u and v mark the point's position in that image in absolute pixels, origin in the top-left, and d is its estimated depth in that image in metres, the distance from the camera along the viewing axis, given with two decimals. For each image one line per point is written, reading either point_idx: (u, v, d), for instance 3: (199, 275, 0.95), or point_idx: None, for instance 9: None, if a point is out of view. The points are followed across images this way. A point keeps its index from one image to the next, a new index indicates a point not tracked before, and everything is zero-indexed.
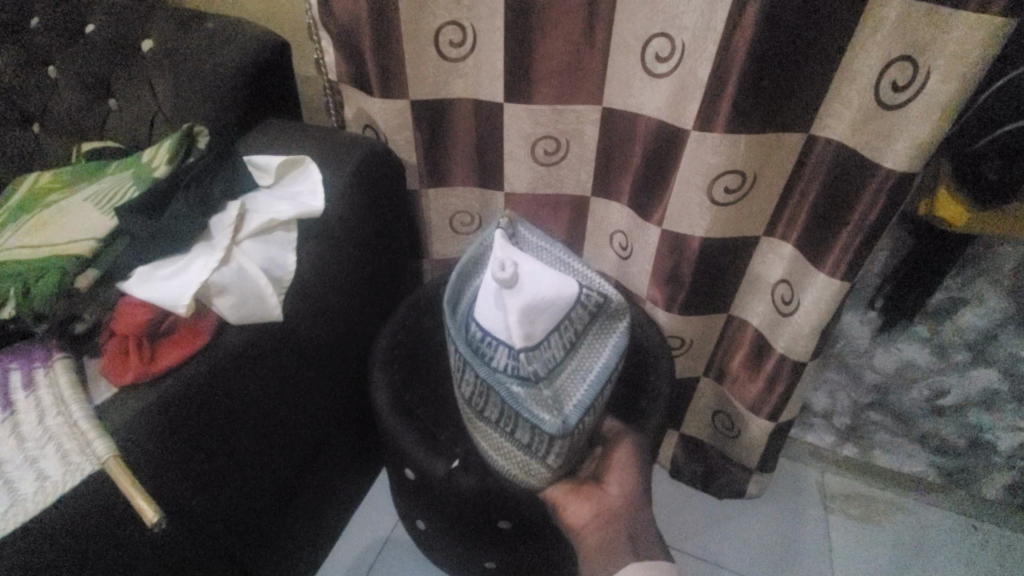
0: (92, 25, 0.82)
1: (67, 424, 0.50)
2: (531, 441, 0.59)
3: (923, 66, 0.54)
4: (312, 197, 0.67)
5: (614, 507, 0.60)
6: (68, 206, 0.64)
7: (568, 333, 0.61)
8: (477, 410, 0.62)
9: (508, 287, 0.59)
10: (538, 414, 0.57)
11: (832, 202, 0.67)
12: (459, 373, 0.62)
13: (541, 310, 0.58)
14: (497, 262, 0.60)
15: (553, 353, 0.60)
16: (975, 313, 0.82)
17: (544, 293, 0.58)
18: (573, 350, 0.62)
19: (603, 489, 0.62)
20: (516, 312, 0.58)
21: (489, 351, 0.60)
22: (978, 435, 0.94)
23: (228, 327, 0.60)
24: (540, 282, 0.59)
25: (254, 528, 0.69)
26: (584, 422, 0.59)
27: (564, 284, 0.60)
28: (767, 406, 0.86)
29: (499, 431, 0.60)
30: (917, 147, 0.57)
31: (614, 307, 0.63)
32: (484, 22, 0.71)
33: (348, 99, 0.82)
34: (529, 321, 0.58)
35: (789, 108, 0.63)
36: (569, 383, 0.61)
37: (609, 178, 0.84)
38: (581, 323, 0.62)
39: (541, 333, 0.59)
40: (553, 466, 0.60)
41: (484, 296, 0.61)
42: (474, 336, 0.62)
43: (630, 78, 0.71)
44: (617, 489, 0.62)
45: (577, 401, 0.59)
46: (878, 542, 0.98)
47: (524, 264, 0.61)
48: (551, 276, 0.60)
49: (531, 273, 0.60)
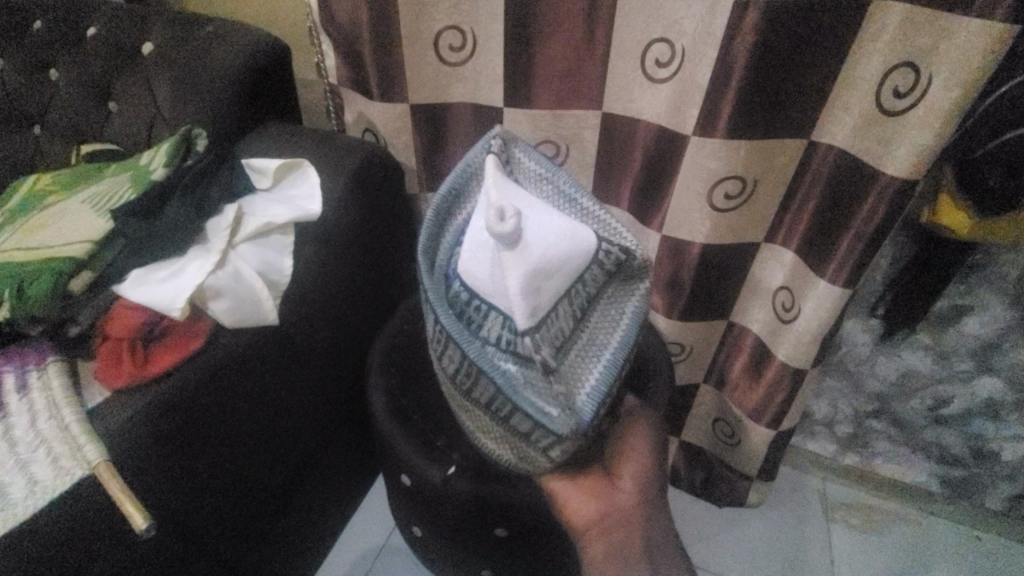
0: (93, 28, 0.82)
1: (59, 428, 0.50)
2: (533, 433, 0.54)
3: (924, 74, 0.54)
4: (310, 200, 0.67)
5: (625, 507, 0.57)
6: (65, 209, 0.63)
7: (577, 303, 0.57)
8: (466, 390, 0.57)
9: (509, 245, 0.51)
10: (545, 408, 0.53)
11: (833, 208, 0.67)
12: (442, 348, 0.57)
13: (548, 276, 0.52)
14: (496, 213, 0.51)
15: (559, 329, 0.55)
16: (978, 322, 0.81)
17: (553, 255, 0.52)
18: (580, 323, 0.58)
19: (614, 483, 0.59)
20: (519, 279, 0.50)
21: (477, 316, 0.56)
22: (982, 445, 0.92)
23: (223, 331, 0.59)
24: (547, 243, 0.52)
25: (248, 532, 0.68)
26: (597, 416, 0.54)
27: (576, 244, 0.54)
28: (768, 414, 0.85)
29: (496, 417, 0.55)
30: (918, 154, 0.57)
31: (636, 266, 0.59)
32: (484, 27, 0.71)
33: (348, 103, 0.82)
34: (535, 291, 0.52)
35: (789, 114, 0.63)
36: (578, 362, 0.57)
37: (609, 183, 0.83)
38: (595, 285, 0.58)
39: (547, 304, 0.53)
40: (557, 459, 0.55)
41: (480, 255, 0.54)
42: (459, 297, 0.57)
43: (630, 84, 0.71)
44: (630, 485, 0.58)
45: (589, 390, 0.55)
46: (881, 553, 0.97)
47: (528, 218, 0.54)
48: (560, 235, 0.54)
49: (534, 231, 0.53)
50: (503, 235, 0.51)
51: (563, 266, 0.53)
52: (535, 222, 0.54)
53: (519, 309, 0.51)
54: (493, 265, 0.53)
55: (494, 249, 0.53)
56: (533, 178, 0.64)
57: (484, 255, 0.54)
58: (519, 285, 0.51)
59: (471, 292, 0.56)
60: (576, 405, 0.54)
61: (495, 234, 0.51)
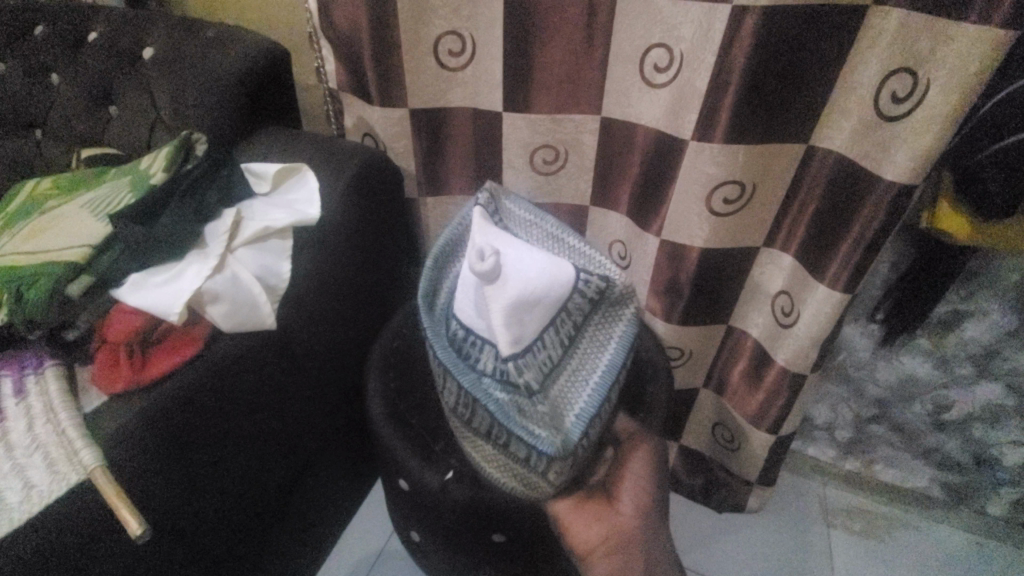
0: (94, 34, 0.82)
1: (56, 432, 0.50)
2: (528, 458, 0.57)
3: (923, 79, 0.54)
4: (308, 204, 0.67)
5: (624, 527, 0.63)
6: (64, 213, 0.63)
7: (565, 330, 0.60)
8: (464, 420, 0.60)
9: (490, 281, 0.56)
10: (534, 431, 0.57)
11: (832, 213, 0.67)
12: (441, 380, 0.61)
13: (530, 307, 0.56)
14: (475, 254, 0.57)
15: (546, 357, 0.59)
16: (977, 327, 0.81)
17: (532, 289, 0.56)
18: (570, 350, 0.61)
19: (614, 508, 0.64)
20: (501, 313, 0.55)
21: (472, 350, 0.60)
22: (982, 450, 0.92)
23: (221, 336, 0.59)
24: (524, 276, 0.56)
25: (245, 538, 0.68)
26: (586, 436, 0.58)
27: (553, 276, 0.57)
28: (768, 419, 0.85)
29: (492, 444, 0.59)
30: (918, 160, 0.57)
31: (618, 293, 0.62)
32: (483, 32, 0.71)
33: (348, 108, 0.82)
34: (518, 323, 0.56)
35: (787, 120, 0.63)
36: (568, 388, 0.61)
37: (608, 187, 0.83)
38: (581, 313, 0.61)
39: (531, 334, 0.57)
40: (555, 482, 0.59)
41: (468, 294, 0.59)
42: (454, 333, 0.61)
43: (628, 88, 0.71)
44: (629, 507, 0.64)
45: (577, 413, 0.59)
46: (883, 559, 0.96)
47: (506, 255, 0.58)
48: (539, 269, 0.57)
49: (514, 265, 0.57)
50: (483, 274, 0.55)
51: (544, 298, 0.57)
52: (515, 257, 0.58)
53: (504, 340, 0.56)
54: (478, 301, 0.58)
55: (478, 286, 0.57)
56: (523, 222, 0.73)
57: (470, 293, 0.59)
58: (502, 317, 0.55)
59: (464, 328, 0.60)
60: (564, 429, 0.58)
61: (476, 273, 0.55)
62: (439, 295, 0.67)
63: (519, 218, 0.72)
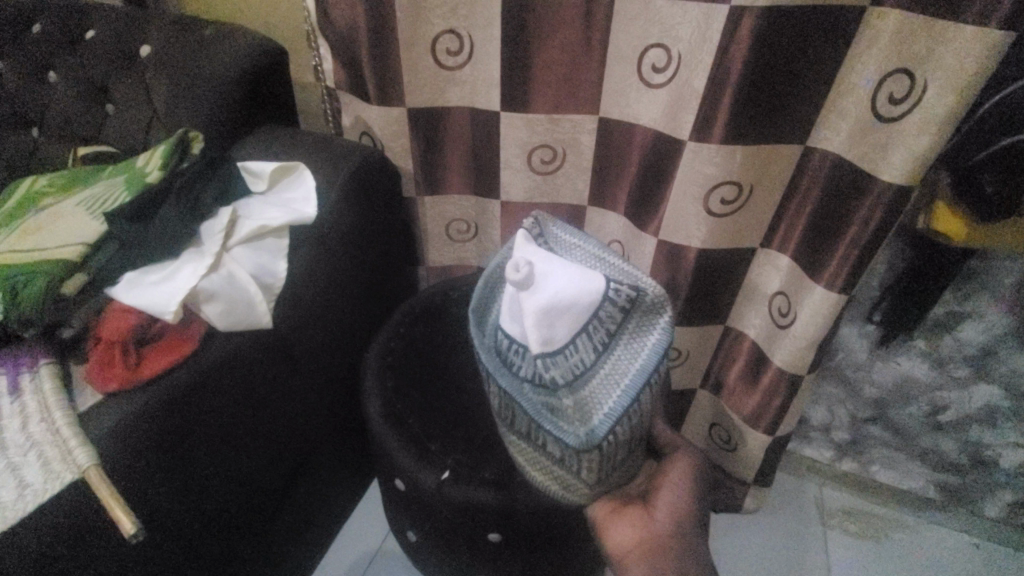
0: (92, 31, 0.82)
1: (50, 431, 0.50)
2: (562, 455, 0.59)
3: (920, 80, 0.54)
4: (306, 203, 0.66)
5: (659, 534, 0.58)
6: (60, 211, 0.63)
7: (599, 335, 0.59)
8: (508, 422, 0.64)
9: (524, 289, 0.57)
10: (561, 426, 0.58)
11: (828, 213, 0.67)
12: (487, 384, 0.64)
13: (561, 313, 0.56)
14: (510, 262, 0.58)
15: (579, 359, 0.58)
16: (975, 328, 0.81)
17: (561, 296, 0.56)
18: (604, 355, 0.60)
19: (649, 513, 0.60)
20: (531, 317, 0.56)
21: (513, 357, 0.61)
22: (980, 452, 0.92)
23: (216, 335, 0.59)
24: (556, 283, 0.57)
25: (241, 537, 0.68)
26: (614, 433, 0.57)
27: (585, 284, 0.57)
28: (764, 419, 0.85)
29: (532, 446, 0.61)
30: (914, 161, 0.57)
31: (650, 301, 0.59)
32: (481, 32, 0.71)
33: (346, 106, 0.82)
34: (549, 326, 0.56)
35: (784, 120, 0.63)
36: (599, 391, 0.59)
37: (606, 187, 0.83)
38: (613, 321, 0.59)
39: (563, 337, 0.57)
40: (590, 482, 0.60)
41: (507, 301, 0.60)
42: (500, 343, 0.63)
43: (626, 88, 0.71)
44: (665, 514, 0.59)
45: (606, 411, 0.58)
46: (878, 560, 0.96)
47: (541, 262, 0.59)
48: (571, 276, 0.58)
49: (549, 272, 0.58)
50: (516, 283, 0.57)
51: (574, 305, 0.57)
52: (549, 266, 0.59)
53: (534, 342, 0.57)
54: (515, 307, 0.59)
55: (514, 293, 0.59)
56: (566, 245, 0.68)
57: (510, 300, 0.60)
58: (533, 321, 0.56)
59: (505, 336, 0.62)
60: (591, 425, 0.58)
61: (510, 282, 0.57)
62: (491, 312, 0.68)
63: (563, 241, 0.68)
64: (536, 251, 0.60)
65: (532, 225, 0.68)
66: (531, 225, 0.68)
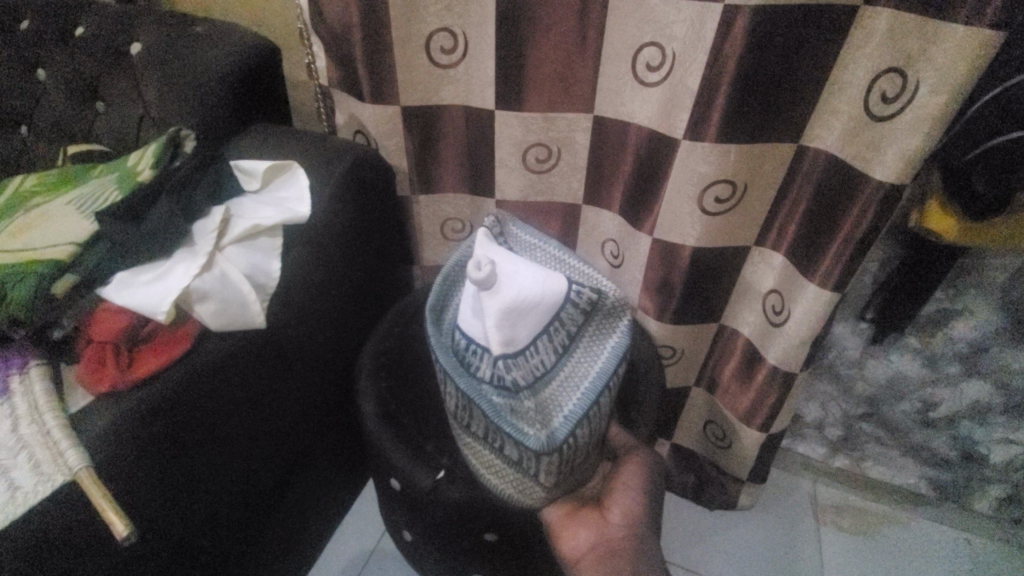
0: (81, 28, 0.81)
1: (40, 433, 0.49)
2: (520, 458, 0.59)
3: (913, 79, 0.54)
4: (299, 203, 0.66)
5: (614, 538, 0.59)
6: (49, 211, 0.62)
7: (559, 337, 0.62)
8: (464, 424, 0.64)
9: (487, 289, 0.58)
10: (522, 429, 0.58)
11: (822, 211, 0.67)
12: (445, 386, 0.63)
13: (524, 313, 0.58)
14: (472, 261, 0.59)
15: (539, 361, 0.60)
16: (965, 325, 0.82)
17: (525, 297, 0.58)
18: (564, 358, 0.62)
19: (605, 516, 0.61)
20: (494, 316, 0.57)
21: (472, 359, 0.61)
22: (971, 447, 0.93)
23: (209, 335, 0.58)
24: (520, 283, 0.58)
25: (235, 538, 0.68)
26: (573, 437, 0.58)
27: (548, 286, 0.59)
28: (758, 416, 0.85)
29: (489, 449, 0.62)
30: (907, 159, 0.57)
31: (610, 305, 0.63)
32: (475, 30, 0.71)
33: (339, 105, 0.81)
34: (512, 327, 0.58)
35: (777, 119, 0.63)
36: (559, 393, 0.62)
37: (600, 186, 0.83)
38: (574, 324, 0.62)
39: (524, 338, 0.59)
40: (547, 484, 0.61)
41: (468, 300, 0.61)
42: (459, 344, 0.63)
43: (621, 88, 0.71)
44: (619, 515, 0.61)
45: (566, 413, 0.60)
46: (869, 555, 0.97)
47: (503, 263, 0.60)
48: (534, 278, 0.59)
49: (511, 273, 0.59)
50: (479, 281, 0.58)
51: (537, 307, 0.58)
52: (512, 268, 0.60)
53: (496, 342, 0.58)
54: (477, 307, 0.60)
55: (475, 293, 0.60)
56: (527, 246, 0.74)
57: (471, 300, 0.61)
58: (495, 321, 0.57)
59: (464, 336, 0.62)
60: (552, 427, 0.59)
61: (472, 280, 0.58)
62: (449, 313, 0.69)
63: (523, 241, 0.74)
64: (499, 253, 0.61)
65: (494, 224, 0.72)
66: (493, 224, 0.72)
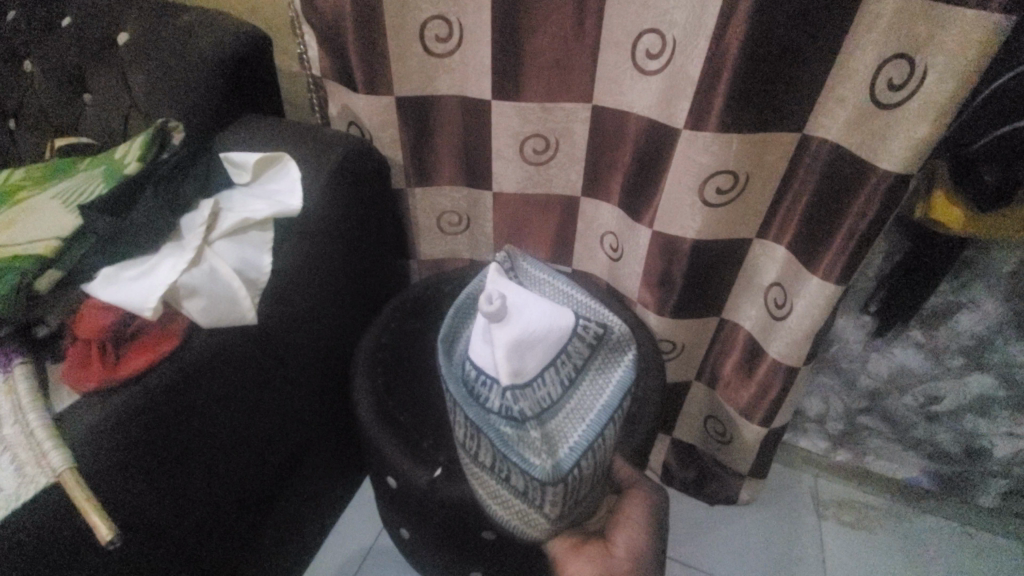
0: (66, 18, 0.79)
1: (24, 433, 0.48)
2: (526, 488, 0.57)
3: (920, 65, 0.53)
4: (290, 195, 0.64)
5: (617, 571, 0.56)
6: (33, 206, 0.61)
7: (566, 370, 0.62)
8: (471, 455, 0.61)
9: (497, 320, 0.59)
10: (528, 459, 0.57)
11: (826, 203, 0.66)
12: (452, 416, 0.63)
13: (531, 344, 0.59)
14: (484, 294, 0.61)
15: (546, 392, 0.61)
16: (970, 318, 0.81)
17: (533, 328, 0.59)
18: (571, 390, 0.62)
19: (610, 551, 0.58)
20: (503, 347, 0.58)
21: (481, 390, 0.61)
22: (974, 442, 0.92)
23: (198, 331, 0.57)
24: (528, 316, 0.60)
25: (229, 539, 0.67)
26: (580, 467, 0.57)
27: (556, 319, 0.61)
28: (759, 411, 0.84)
29: (496, 478, 0.59)
30: (914, 148, 0.56)
31: (616, 338, 0.64)
32: (470, 18, 0.69)
33: (333, 95, 0.80)
34: (519, 358, 0.59)
35: (780, 108, 0.62)
36: (565, 425, 0.61)
37: (599, 177, 0.82)
38: (580, 358, 0.63)
39: (532, 369, 0.60)
40: (552, 517, 0.58)
41: (478, 332, 0.63)
42: (468, 376, 0.63)
43: (620, 76, 0.69)
44: (623, 550, 0.58)
45: (572, 444, 0.59)
46: (872, 550, 0.96)
47: (513, 297, 0.62)
48: (542, 311, 0.61)
49: (520, 305, 0.61)
50: (490, 313, 0.59)
51: (544, 339, 0.60)
52: (521, 301, 0.62)
53: (504, 372, 0.58)
54: (487, 338, 0.61)
55: (485, 325, 0.61)
56: (536, 280, 0.72)
57: (482, 332, 0.62)
58: (504, 351, 0.58)
59: (473, 367, 0.62)
60: (557, 458, 0.58)
61: (483, 313, 0.59)
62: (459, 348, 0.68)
63: (533, 275, 0.72)
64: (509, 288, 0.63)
65: (506, 259, 0.71)
66: (504, 260, 0.72)
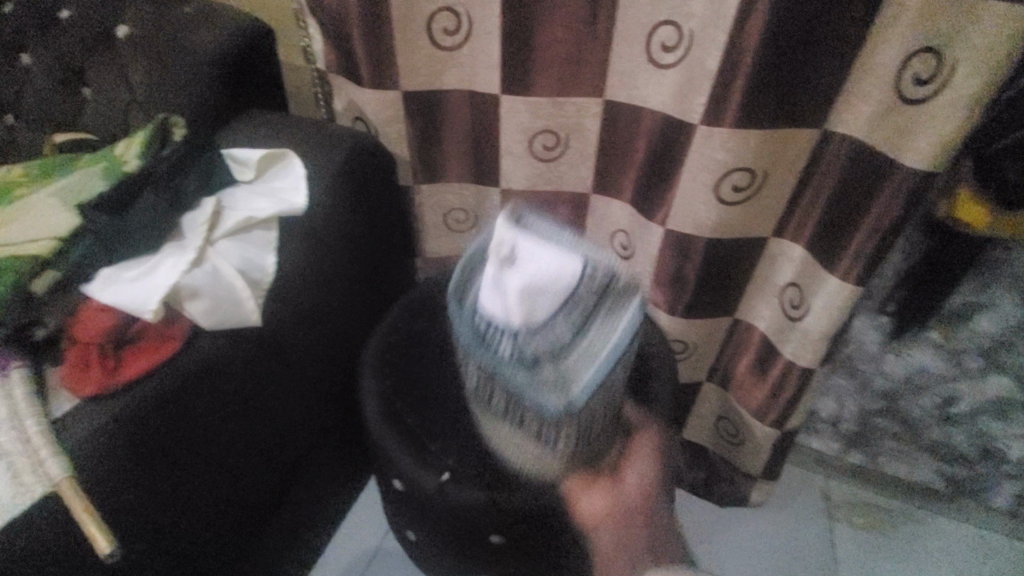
0: (66, 10, 0.76)
1: (19, 440, 0.46)
2: (540, 428, 0.53)
3: (948, 59, 0.51)
4: (294, 193, 0.62)
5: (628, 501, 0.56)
6: (31, 202, 0.59)
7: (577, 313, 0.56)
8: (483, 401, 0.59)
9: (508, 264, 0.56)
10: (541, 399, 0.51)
11: (846, 202, 0.64)
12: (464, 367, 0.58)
13: (542, 287, 0.55)
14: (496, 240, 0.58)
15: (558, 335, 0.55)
16: (990, 319, 0.79)
17: (544, 270, 0.55)
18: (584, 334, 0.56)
19: (619, 482, 0.57)
20: (516, 290, 0.54)
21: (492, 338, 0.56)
22: (989, 443, 0.90)
23: (201, 332, 0.55)
24: (539, 260, 0.56)
25: (235, 541, 0.66)
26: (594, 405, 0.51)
27: (566, 261, 0.57)
28: (773, 412, 0.82)
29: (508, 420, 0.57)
30: (940, 145, 0.54)
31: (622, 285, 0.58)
32: (479, 10, 0.67)
33: (338, 90, 0.78)
34: (531, 300, 0.54)
35: (801, 103, 0.59)
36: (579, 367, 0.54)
37: (610, 174, 0.80)
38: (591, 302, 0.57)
39: (542, 312, 0.55)
40: (564, 456, 0.55)
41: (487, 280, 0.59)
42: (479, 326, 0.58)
43: (634, 69, 0.67)
44: (634, 479, 0.57)
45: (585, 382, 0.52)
46: (886, 554, 0.95)
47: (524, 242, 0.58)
48: (551, 255, 0.57)
49: (531, 250, 0.58)
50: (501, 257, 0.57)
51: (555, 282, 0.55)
52: (531, 247, 0.58)
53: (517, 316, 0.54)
54: (498, 284, 0.57)
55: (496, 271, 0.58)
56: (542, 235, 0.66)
57: (491, 279, 0.58)
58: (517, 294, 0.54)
59: (484, 316, 0.58)
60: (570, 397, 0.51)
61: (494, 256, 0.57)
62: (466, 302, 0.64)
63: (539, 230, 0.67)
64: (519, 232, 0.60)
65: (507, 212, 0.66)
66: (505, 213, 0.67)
